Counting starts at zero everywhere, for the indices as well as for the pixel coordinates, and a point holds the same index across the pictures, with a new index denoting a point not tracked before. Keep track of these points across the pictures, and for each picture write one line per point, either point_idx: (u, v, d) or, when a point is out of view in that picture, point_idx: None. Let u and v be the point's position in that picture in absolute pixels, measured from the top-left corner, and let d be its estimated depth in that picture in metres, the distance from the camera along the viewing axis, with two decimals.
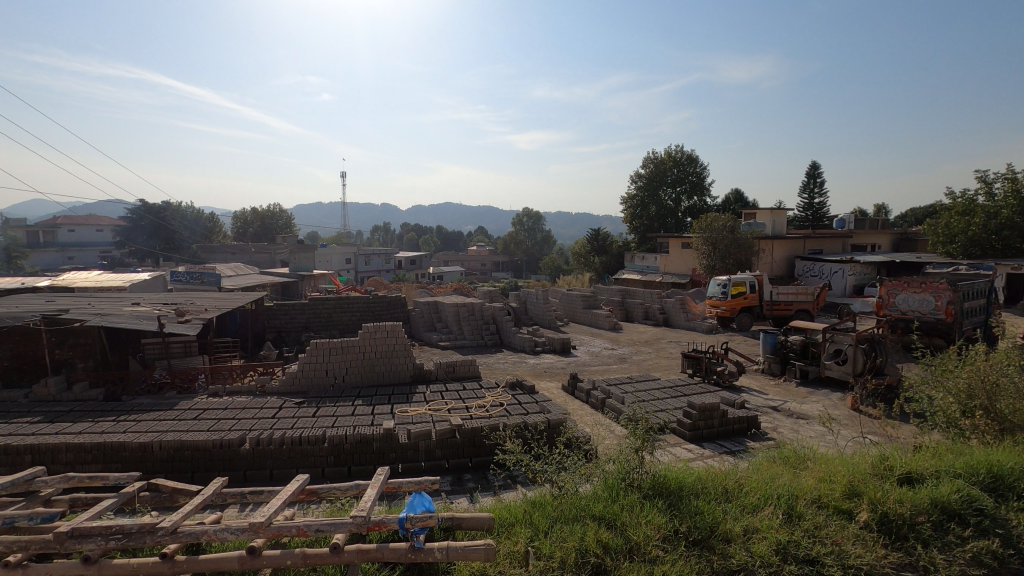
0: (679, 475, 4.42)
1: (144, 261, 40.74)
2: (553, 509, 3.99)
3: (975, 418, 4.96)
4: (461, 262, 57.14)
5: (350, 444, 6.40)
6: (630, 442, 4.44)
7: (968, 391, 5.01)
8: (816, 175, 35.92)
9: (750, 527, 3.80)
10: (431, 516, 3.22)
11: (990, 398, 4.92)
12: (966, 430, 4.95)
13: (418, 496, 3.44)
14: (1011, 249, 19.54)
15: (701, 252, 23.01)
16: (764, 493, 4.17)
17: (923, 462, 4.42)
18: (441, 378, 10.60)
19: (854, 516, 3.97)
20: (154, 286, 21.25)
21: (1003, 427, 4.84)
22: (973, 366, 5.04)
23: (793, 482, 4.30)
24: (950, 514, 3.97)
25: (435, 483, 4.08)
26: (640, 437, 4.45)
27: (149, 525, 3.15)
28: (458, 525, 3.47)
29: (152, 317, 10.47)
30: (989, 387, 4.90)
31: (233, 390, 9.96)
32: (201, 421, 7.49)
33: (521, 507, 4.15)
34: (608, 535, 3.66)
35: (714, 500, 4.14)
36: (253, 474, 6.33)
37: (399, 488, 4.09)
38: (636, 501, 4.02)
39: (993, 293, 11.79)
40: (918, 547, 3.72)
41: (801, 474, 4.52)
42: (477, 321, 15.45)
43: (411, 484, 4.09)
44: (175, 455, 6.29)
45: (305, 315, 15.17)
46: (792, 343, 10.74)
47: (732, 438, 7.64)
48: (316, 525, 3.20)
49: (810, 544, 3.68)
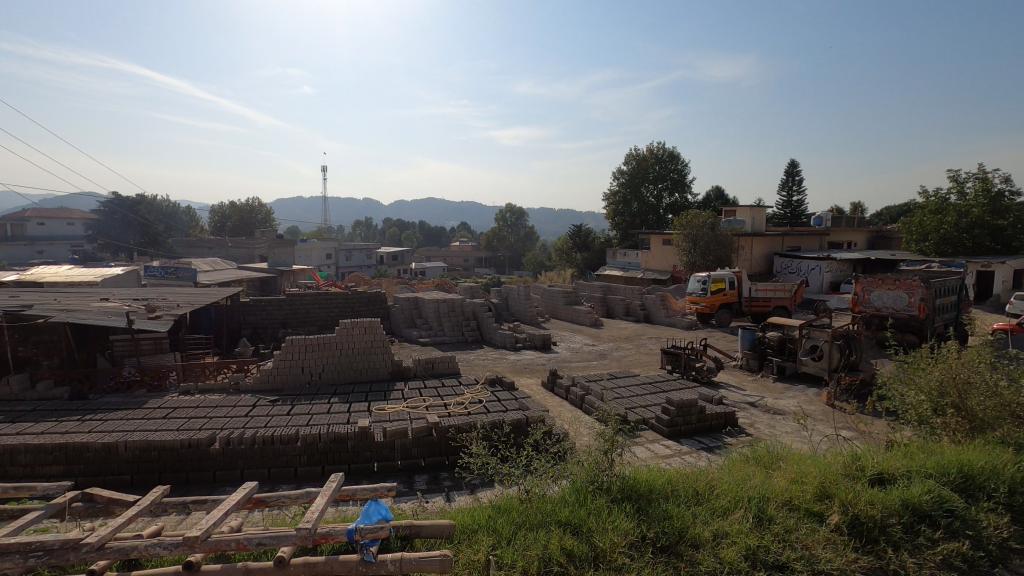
0: (649, 478, 4.38)
1: (118, 257, 39.80)
2: (517, 514, 3.95)
3: (947, 416, 5.01)
4: (444, 258, 56.86)
5: (324, 443, 6.28)
6: (600, 444, 4.35)
7: (940, 389, 5.04)
8: (795, 173, 36.41)
9: (719, 532, 3.77)
10: (383, 527, 3.10)
11: (962, 396, 4.96)
12: (937, 428, 5.01)
13: (374, 503, 3.40)
14: (982, 247, 20.00)
15: (682, 248, 23.18)
16: (735, 496, 4.15)
17: (894, 462, 4.44)
18: (419, 375, 10.50)
19: (825, 519, 3.96)
20: (128, 281, 20.78)
21: (974, 425, 4.89)
22: (945, 363, 5.05)
23: (764, 484, 4.29)
24: (920, 515, 3.99)
25: (390, 490, 3.90)
26: (608, 440, 4.34)
27: (73, 541, 2.97)
28: (416, 534, 3.46)
29: (120, 314, 10.16)
30: (960, 385, 4.94)
31: (206, 388, 9.77)
32: (171, 421, 7.30)
33: (485, 512, 4.08)
34: (573, 541, 3.59)
35: (684, 503, 4.11)
36: (222, 475, 6.17)
37: (353, 495, 3.90)
38: (603, 505, 3.95)
39: (965, 291, 12.01)
40: (889, 551, 3.73)
41: (773, 475, 4.52)
42: (457, 317, 15.35)
43: (365, 491, 3.90)
44: (142, 455, 6.10)
45: (282, 312, 14.93)
46: (770, 339, 10.85)
47: (710, 435, 7.66)
48: (257, 539, 3.01)
49: (780, 549, 3.65)
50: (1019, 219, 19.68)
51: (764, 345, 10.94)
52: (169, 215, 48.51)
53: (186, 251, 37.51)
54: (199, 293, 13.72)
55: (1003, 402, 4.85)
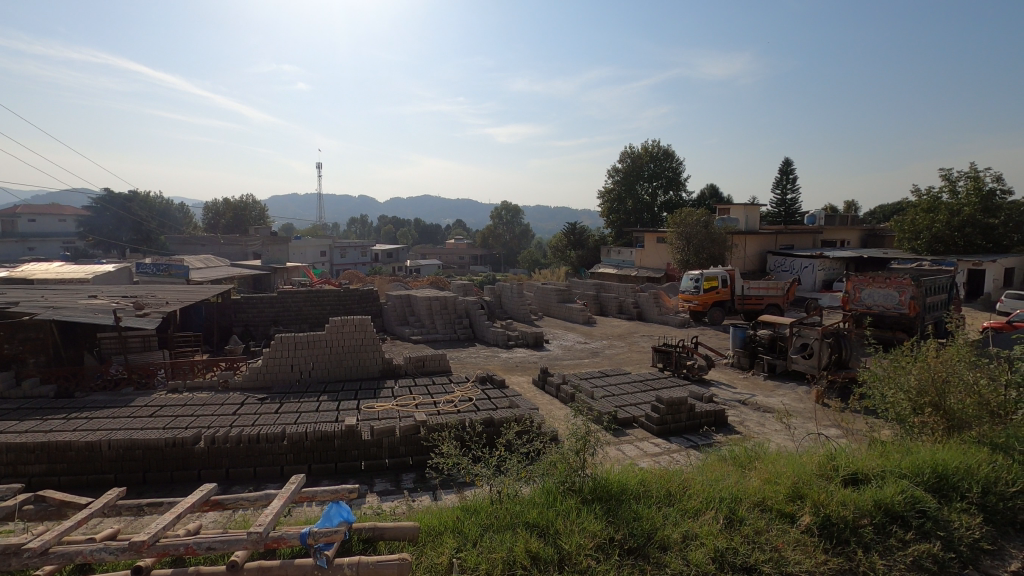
0: (621, 477, 4.36)
1: (110, 254, 39.56)
2: (485, 517, 3.91)
3: (925, 415, 5.01)
4: (439, 255, 56.76)
5: (311, 441, 6.24)
6: (571, 444, 4.30)
7: (919, 388, 5.03)
8: (789, 172, 36.50)
9: (688, 534, 3.76)
10: (337, 530, 3.11)
11: (940, 395, 4.96)
12: (915, 427, 5.02)
13: (335, 506, 3.34)
14: (973, 245, 20.09)
15: (676, 246, 23.19)
16: (707, 496, 4.14)
17: (870, 462, 4.43)
18: (410, 373, 10.46)
19: (796, 520, 3.95)
20: (119, 278, 20.65)
21: (953, 424, 4.89)
22: (923, 362, 5.03)
23: (738, 484, 4.28)
24: (893, 516, 3.99)
25: (353, 492, 3.89)
26: (580, 439, 4.30)
27: (14, 547, 2.88)
28: (380, 535, 3.41)
29: (108, 311, 10.07)
30: (939, 384, 4.93)
31: (194, 385, 9.71)
32: (157, 419, 7.26)
33: (455, 513, 4.04)
34: (538, 543, 3.57)
35: (655, 504, 4.09)
36: (208, 474, 6.13)
37: (313, 497, 3.85)
38: (573, 506, 3.93)
39: (955, 290, 12.04)
40: (859, 553, 3.73)
41: (748, 475, 4.51)
42: (449, 314, 15.30)
43: (326, 493, 3.86)
44: (126, 453, 6.04)
45: (273, 309, 14.85)
46: (761, 337, 10.86)
47: (699, 434, 7.66)
48: (207, 543, 2.97)
49: (749, 551, 3.64)
50: (1010, 218, 19.78)
51: (755, 343, 10.94)
52: (162, 212, 48.23)
53: (179, 248, 37.26)
54: (190, 290, 13.62)
55: (981, 400, 4.84)
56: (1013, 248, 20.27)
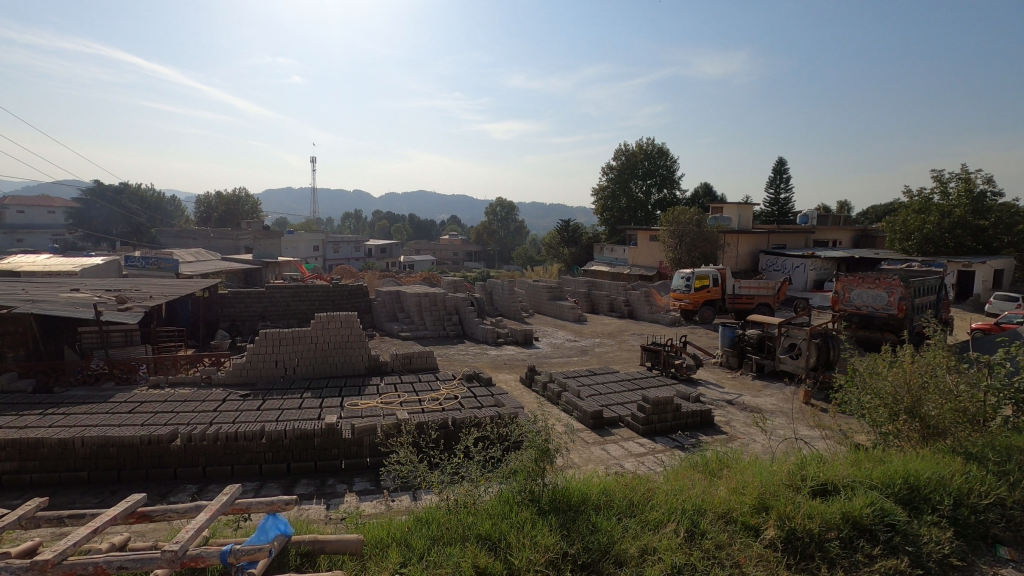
0: (583, 487, 4.32)
1: (100, 247, 39.23)
2: (437, 527, 3.82)
3: (901, 423, 4.94)
4: (433, 251, 56.65)
5: (290, 439, 6.15)
6: (529, 454, 4.22)
7: (895, 395, 4.92)
8: (782, 171, 36.57)
9: (646, 548, 3.69)
10: (261, 549, 3.03)
11: (918, 402, 4.85)
12: (892, 435, 4.96)
13: (271, 519, 3.32)
14: (964, 246, 20.17)
15: (668, 244, 23.17)
16: (669, 507, 4.08)
17: (841, 472, 4.38)
18: (397, 370, 10.37)
19: (760, 533, 3.89)
20: (107, 271, 20.44)
21: (929, 432, 4.82)
22: (899, 368, 4.95)
23: (704, 494, 4.22)
24: (861, 529, 3.94)
25: (289, 503, 3.48)
26: (538, 447, 4.23)
27: None
28: (321, 548, 3.42)
29: (89, 305, 9.90)
30: (917, 390, 4.82)
31: (177, 380, 9.54)
32: (135, 415, 7.15)
33: (416, 520, 3.98)
34: (486, 558, 3.49)
35: (616, 515, 4.02)
36: (184, 472, 6.02)
37: (247, 508, 3.48)
38: (529, 517, 3.86)
39: (943, 291, 12.04)
40: (822, 568, 3.69)
41: (717, 484, 4.44)
42: (439, 311, 15.20)
43: (260, 505, 3.46)
44: (99, 451, 5.92)
45: (261, 304, 14.69)
46: (749, 337, 10.83)
47: (684, 433, 7.62)
48: (118, 562, 2.79)
49: (708, 566, 3.60)
50: (999, 220, 19.87)
51: (744, 343, 10.90)
52: (153, 205, 47.82)
53: (170, 241, 36.94)
54: (176, 285, 13.43)
55: (958, 407, 4.74)
56: (1003, 250, 20.37)
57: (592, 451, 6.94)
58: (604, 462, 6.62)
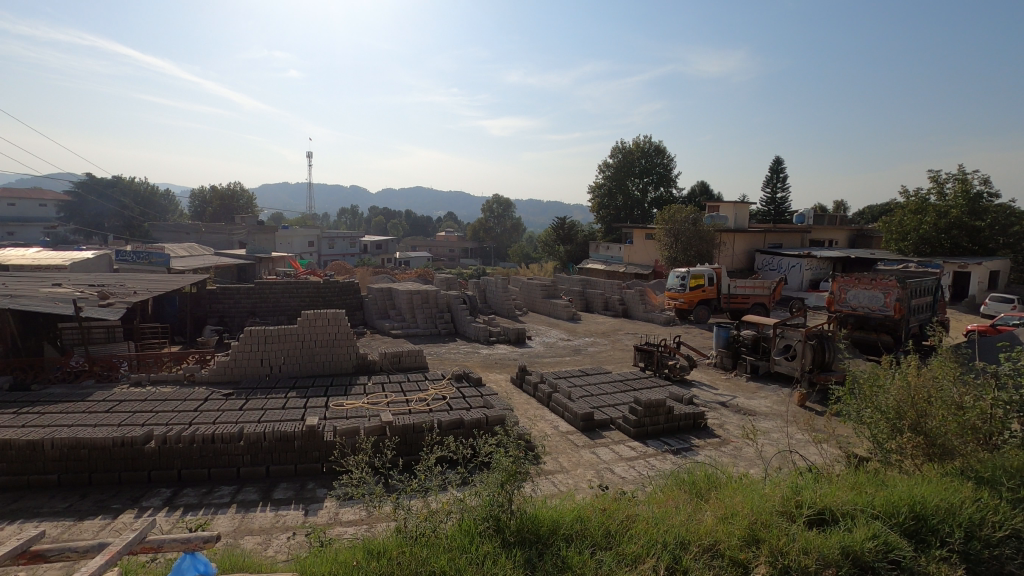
0: (556, 512, 4.08)
1: (90, 241, 38.71)
2: (392, 557, 3.49)
3: (904, 440, 4.72)
4: (429, 247, 56.35)
5: (269, 441, 5.96)
6: (495, 477, 3.93)
7: (897, 410, 4.72)
8: (779, 170, 36.46)
9: None
10: None
11: (921, 417, 4.65)
12: (893, 453, 4.76)
13: (190, 558, 3.01)
14: (959, 247, 20.09)
15: (663, 243, 23.02)
16: (649, 538, 3.82)
17: (839, 498, 4.14)
18: (385, 369, 10.19)
19: (750, 570, 3.66)
20: (96, 265, 20.09)
21: (933, 451, 4.60)
22: (903, 382, 4.78)
23: (689, 522, 3.98)
24: (863, 567, 3.67)
25: (205, 542, 3.15)
26: (505, 471, 3.93)
27: None
28: None
29: (69, 301, 9.64)
30: (919, 406, 4.64)
31: (158, 378, 9.28)
32: (111, 416, 6.94)
33: (375, 543, 3.72)
34: None
35: (590, 548, 3.76)
36: (158, 475, 5.81)
37: (158, 548, 3.12)
38: (491, 550, 3.58)
39: (941, 292, 11.89)
40: None
41: (705, 508, 4.22)
42: (430, 309, 15.00)
43: (174, 542, 3.12)
44: (70, 453, 5.71)
45: (251, 300, 14.45)
46: (744, 337, 10.66)
47: (677, 436, 7.46)
48: None
49: None
50: (996, 221, 19.80)
51: (738, 344, 10.73)
52: (146, 199, 47.25)
53: (162, 235, 36.51)
54: (162, 280, 13.19)
55: (963, 422, 4.55)
56: (998, 251, 20.32)
57: (581, 456, 6.76)
58: (595, 466, 6.45)
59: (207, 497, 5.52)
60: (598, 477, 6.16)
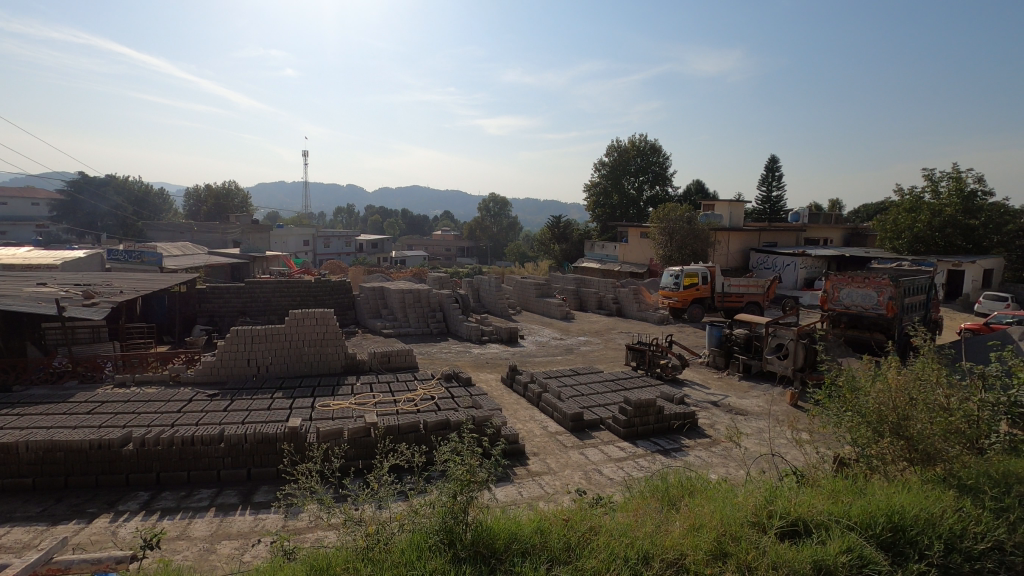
0: (514, 524, 3.84)
1: (83, 240, 38.42)
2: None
3: (887, 443, 4.51)
4: (426, 246, 56.02)
5: (250, 444, 5.85)
6: (447, 487, 3.67)
7: (878, 413, 4.48)
8: (774, 169, 36.46)
9: None
10: None
11: (904, 420, 4.40)
12: (878, 457, 4.56)
13: None
14: (954, 246, 20.09)
15: (658, 242, 22.97)
16: (610, 553, 3.60)
17: (815, 507, 3.97)
18: (375, 369, 10.08)
19: None
20: (88, 265, 19.92)
21: (919, 454, 4.38)
22: (884, 382, 4.54)
23: (656, 533, 3.80)
24: None
25: (117, 562, 3.66)
26: (458, 481, 3.66)
27: None
28: None
29: (52, 300, 9.50)
30: (900, 409, 4.40)
31: (143, 379, 9.15)
32: (93, 417, 6.82)
33: (324, 556, 3.52)
34: None
35: (546, 563, 3.52)
36: (136, 478, 5.70)
37: (65, 569, 3.53)
38: (439, 567, 3.33)
39: (934, 291, 11.86)
40: None
41: (676, 517, 4.06)
42: (423, 308, 14.90)
43: (82, 564, 3.57)
44: (46, 456, 5.59)
45: (241, 299, 14.32)
46: (736, 336, 10.59)
47: (667, 436, 7.38)
48: None
49: None
50: (990, 220, 19.80)
51: (731, 343, 10.65)
52: (140, 198, 47.01)
53: (156, 235, 36.32)
54: (150, 280, 13.02)
55: (948, 424, 4.35)
56: (992, 249, 20.30)
57: (569, 457, 6.67)
58: (583, 467, 6.38)
59: (185, 501, 5.41)
60: (585, 479, 6.06)
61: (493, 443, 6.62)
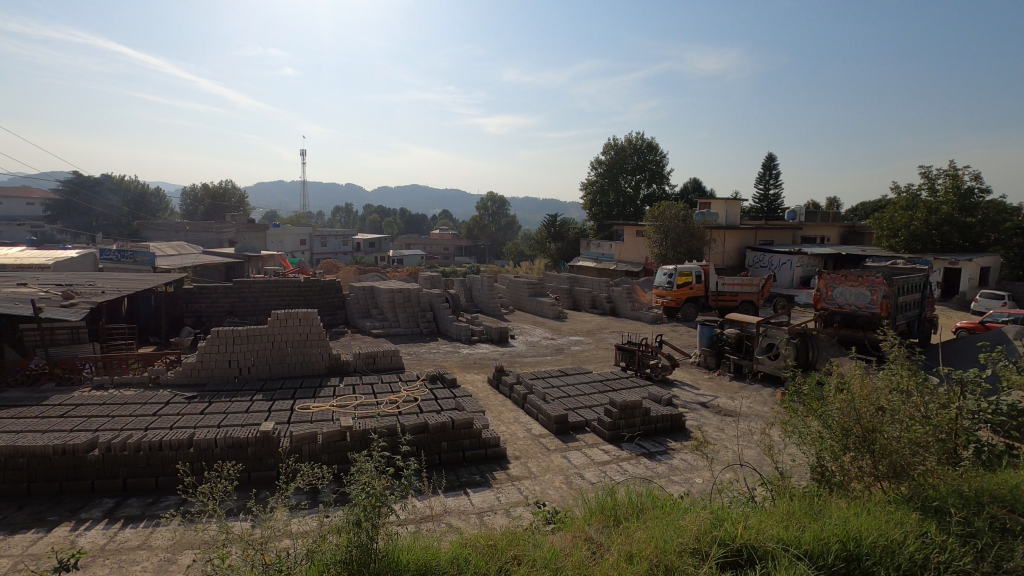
0: (429, 551, 3.58)
1: (77, 239, 38.22)
2: None
3: (857, 459, 4.32)
4: (423, 245, 55.33)
5: (220, 449, 5.68)
6: (350, 513, 3.41)
7: (844, 427, 4.29)
8: (771, 167, 36.34)
9: None
10: None
11: (870, 436, 4.20)
12: (850, 473, 4.36)
13: None
14: (951, 244, 19.93)
15: (654, 240, 22.81)
16: None
17: (766, 530, 3.81)
18: (359, 369, 9.93)
19: None
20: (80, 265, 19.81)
21: (892, 471, 4.17)
22: (849, 394, 4.36)
23: (586, 563, 3.63)
24: None
25: None
26: (362, 506, 3.39)
27: None
28: None
29: (28, 301, 9.34)
30: (865, 425, 4.20)
31: (122, 381, 9.01)
32: (64, 421, 6.65)
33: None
34: None
35: None
36: (102, 485, 5.54)
37: None
38: None
39: (930, 289, 11.64)
40: None
41: (620, 540, 3.90)
42: (413, 308, 14.73)
43: None
44: (9, 461, 5.44)
45: (229, 299, 14.16)
46: (727, 336, 10.36)
47: (653, 439, 7.23)
48: None
49: None
50: (987, 217, 19.66)
51: (722, 342, 10.43)
52: (135, 198, 46.83)
53: (150, 234, 36.18)
54: (135, 279, 12.83)
55: (917, 439, 4.14)
56: (989, 247, 20.15)
57: (551, 460, 6.51)
58: (564, 471, 6.24)
59: (151, 508, 5.25)
60: (564, 484, 5.91)
61: (470, 447, 6.44)
